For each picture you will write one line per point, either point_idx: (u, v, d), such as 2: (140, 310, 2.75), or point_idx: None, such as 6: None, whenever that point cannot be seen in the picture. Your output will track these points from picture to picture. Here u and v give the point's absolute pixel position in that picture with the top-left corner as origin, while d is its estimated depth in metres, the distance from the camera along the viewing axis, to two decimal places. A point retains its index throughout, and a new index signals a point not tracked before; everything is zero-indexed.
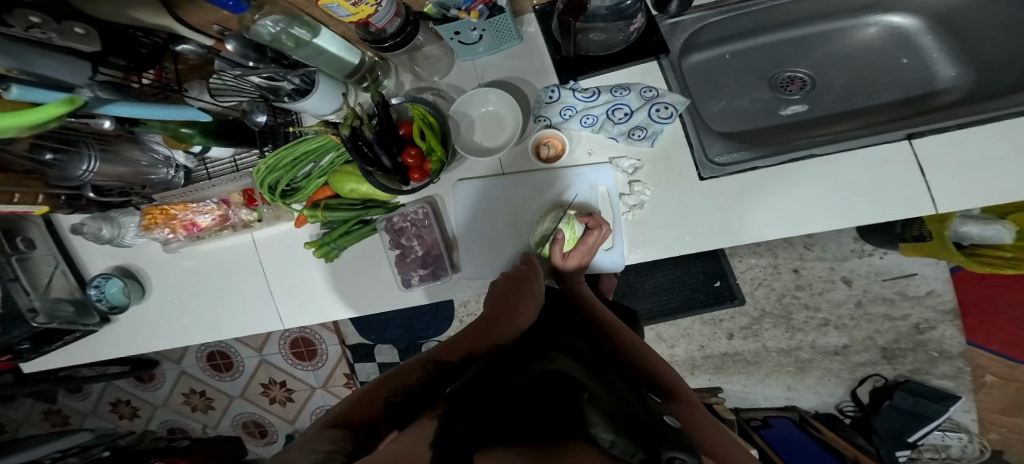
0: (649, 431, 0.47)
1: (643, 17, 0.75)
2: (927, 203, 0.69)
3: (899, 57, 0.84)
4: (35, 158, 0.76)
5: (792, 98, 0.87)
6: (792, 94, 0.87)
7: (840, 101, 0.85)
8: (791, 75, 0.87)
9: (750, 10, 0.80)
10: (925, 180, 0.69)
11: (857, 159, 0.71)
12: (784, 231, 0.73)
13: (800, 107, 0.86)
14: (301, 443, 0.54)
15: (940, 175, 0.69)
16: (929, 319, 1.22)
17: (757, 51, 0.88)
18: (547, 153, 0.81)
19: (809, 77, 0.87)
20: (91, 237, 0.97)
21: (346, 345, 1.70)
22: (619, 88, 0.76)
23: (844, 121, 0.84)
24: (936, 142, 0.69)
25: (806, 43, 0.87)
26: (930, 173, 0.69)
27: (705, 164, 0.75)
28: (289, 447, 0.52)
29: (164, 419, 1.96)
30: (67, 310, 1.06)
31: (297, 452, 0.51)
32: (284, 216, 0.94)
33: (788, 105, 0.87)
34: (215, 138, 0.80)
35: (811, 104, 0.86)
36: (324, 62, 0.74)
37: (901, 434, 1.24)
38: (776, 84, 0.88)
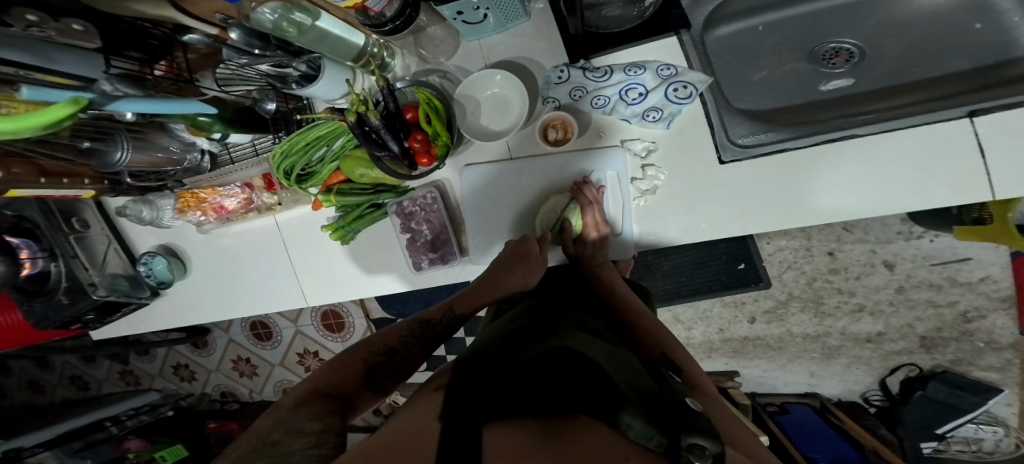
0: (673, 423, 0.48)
1: None
2: (983, 192, 0.59)
3: (973, 22, 0.67)
4: (76, 146, 0.84)
5: (834, 72, 0.73)
6: (835, 67, 0.73)
7: (896, 73, 0.71)
8: (835, 46, 0.73)
9: None
10: (984, 162, 0.58)
11: (910, 143, 0.60)
12: (810, 220, 0.66)
13: (843, 81, 0.73)
14: (284, 421, 0.54)
15: (1009, 161, 0.57)
16: (979, 307, 1.11)
17: (795, 22, 0.75)
18: (554, 137, 0.76)
19: (857, 48, 0.72)
20: (134, 219, 1.06)
21: (371, 319, 1.79)
22: (633, 66, 0.69)
23: (899, 95, 0.70)
24: (1011, 120, 0.56)
25: (854, 9, 0.72)
26: (991, 155, 0.57)
27: (726, 146, 0.68)
28: (271, 429, 0.52)
29: (218, 383, 2.14)
30: (124, 284, 1.17)
31: (280, 434, 0.51)
32: (303, 199, 0.98)
33: (830, 80, 0.73)
34: (232, 126, 0.84)
35: (858, 78, 0.72)
36: (326, 47, 0.75)
37: (930, 425, 1.18)
38: (815, 57, 0.74)
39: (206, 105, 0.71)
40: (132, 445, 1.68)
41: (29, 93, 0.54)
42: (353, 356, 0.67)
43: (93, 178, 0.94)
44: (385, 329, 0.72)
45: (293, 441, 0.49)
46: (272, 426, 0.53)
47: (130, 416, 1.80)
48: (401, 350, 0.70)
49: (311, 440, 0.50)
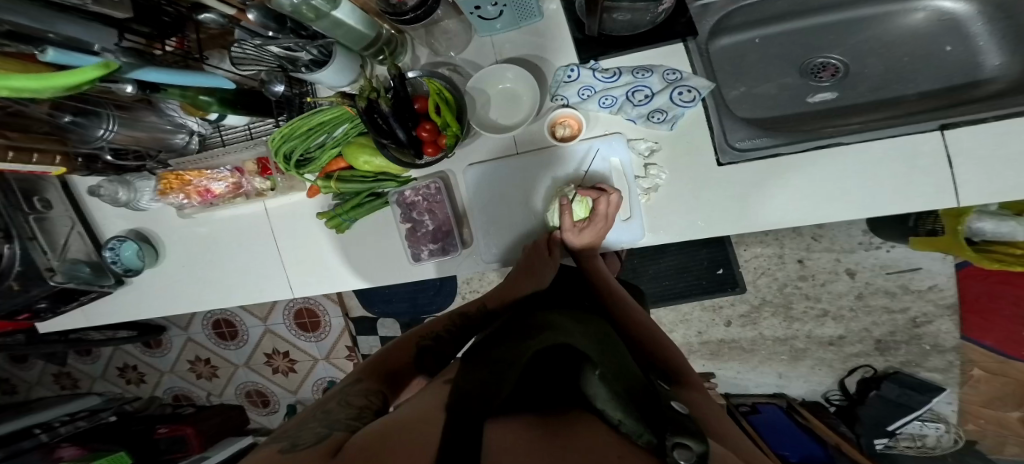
0: (660, 416, 0.47)
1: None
2: (951, 197, 0.65)
3: (943, 44, 0.75)
4: (54, 121, 0.80)
5: (822, 85, 0.79)
6: (822, 80, 0.79)
7: (876, 89, 0.77)
8: (823, 60, 0.79)
9: None
10: (952, 172, 0.64)
11: (886, 150, 0.66)
12: (800, 220, 0.71)
13: (829, 94, 0.79)
14: (339, 393, 0.59)
15: (972, 168, 0.63)
16: (927, 313, 1.21)
17: (788, 36, 0.81)
18: (562, 133, 0.79)
19: (843, 64, 0.79)
20: (108, 199, 0.99)
21: (349, 318, 1.74)
22: (642, 69, 0.73)
23: (875, 111, 0.77)
24: (975, 134, 0.63)
25: (842, 27, 0.79)
26: (959, 163, 0.64)
27: (724, 149, 0.72)
28: (325, 400, 0.57)
29: (171, 386, 2.04)
30: (85, 271, 1.08)
31: (334, 404, 0.56)
32: (297, 186, 0.95)
33: (817, 93, 0.79)
34: (231, 107, 0.82)
35: (842, 93, 0.79)
36: (342, 34, 0.74)
37: (883, 422, 1.27)
38: (805, 71, 0.80)
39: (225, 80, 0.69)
40: (66, 453, 1.48)
41: (55, 55, 0.53)
42: (404, 341, 0.73)
43: (65, 157, 0.87)
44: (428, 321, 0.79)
45: (341, 411, 0.53)
46: (329, 398, 0.58)
47: (63, 423, 1.60)
48: (438, 337, 0.75)
49: (355, 412, 0.54)
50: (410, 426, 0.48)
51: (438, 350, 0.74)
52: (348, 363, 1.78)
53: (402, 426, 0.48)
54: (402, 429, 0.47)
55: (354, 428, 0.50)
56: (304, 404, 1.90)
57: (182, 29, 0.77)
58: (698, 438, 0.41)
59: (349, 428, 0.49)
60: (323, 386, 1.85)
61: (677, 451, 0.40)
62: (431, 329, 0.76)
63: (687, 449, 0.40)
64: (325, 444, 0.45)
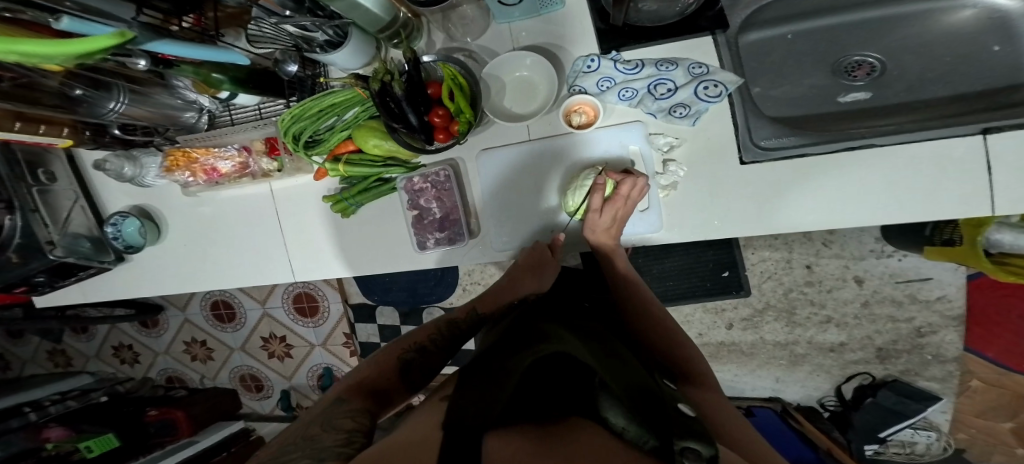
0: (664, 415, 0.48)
1: None
2: (984, 204, 0.63)
3: (991, 43, 0.70)
4: (66, 92, 0.77)
5: (855, 84, 0.76)
6: (855, 80, 0.76)
7: (912, 91, 0.73)
8: (858, 58, 0.75)
9: None
10: (988, 181, 0.62)
11: (917, 152, 0.64)
12: (823, 222, 0.69)
13: (861, 95, 0.75)
14: (324, 416, 0.58)
15: (1010, 171, 0.61)
16: (932, 324, 1.18)
17: (826, 33, 0.76)
18: (578, 121, 0.76)
19: (880, 63, 0.75)
20: (114, 175, 0.98)
21: (349, 304, 1.72)
22: (666, 62, 0.72)
23: (909, 113, 0.73)
24: (1017, 138, 0.60)
25: (881, 23, 0.74)
26: (998, 169, 0.61)
27: (748, 147, 0.70)
28: (312, 423, 0.56)
29: (164, 367, 2.04)
30: (85, 246, 1.08)
31: (321, 429, 0.54)
32: (304, 168, 0.93)
33: (848, 93, 0.76)
34: (243, 86, 0.80)
35: (876, 93, 0.75)
36: (358, 16, 0.72)
37: (875, 429, 1.24)
38: (837, 69, 0.76)
39: (239, 56, 0.66)
40: (52, 434, 1.47)
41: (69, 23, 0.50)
42: (388, 353, 0.73)
43: (72, 130, 0.86)
44: (414, 330, 0.78)
45: (329, 437, 0.52)
46: (313, 421, 0.57)
47: (53, 403, 1.58)
48: (427, 348, 0.75)
49: (344, 437, 0.53)
50: (404, 449, 0.47)
51: (424, 361, 0.74)
52: (345, 350, 1.77)
53: (397, 450, 0.47)
54: (400, 451, 0.46)
55: (347, 454, 0.49)
56: (297, 390, 1.89)
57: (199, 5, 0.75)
58: (705, 439, 0.42)
59: (342, 455, 0.48)
60: (318, 372, 1.83)
61: (688, 457, 0.40)
62: (422, 339, 0.77)
63: (697, 455, 0.40)
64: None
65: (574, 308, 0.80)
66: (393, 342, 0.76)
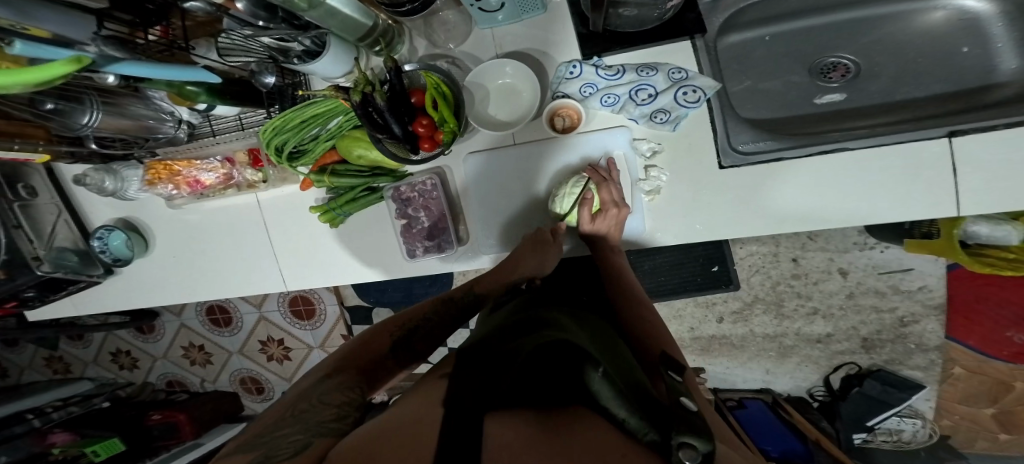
0: (666, 412, 0.49)
1: None
2: (951, 207, 0.64)
3: (960, 45, 0.70)
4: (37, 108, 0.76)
5: (830, 86, 0.76)
6: (831, 81, 0.76)
7: (884, 93, 0.73)
8: (834, 60, 0.75)
9: None
10: (955, 183, 0.63)
11: (889, 153, 0.65)
12: (797, 226, 0.71)
13: (836, 96, 0.75)
14: (313, 391, 0.56)
15: (974, 169, 0.62)
16: (914, 313, 1.20)
17: (802, 34, 0.76)
18: (561, 125, 0.77)
19: (854, 65, 0.75)
20: (95, 188, 0.97)
21: (345, 305, 1.72)
22: (646, 67, 0.72)
23: (884, 114, 0.73)
24: (983, 142, 0.61)
25: (855, 24, 0.74)
26: (965, 174, 0.62)
27: (727, 151, 0.70)
28: (281, 420, 0.50)
29: (164, 371, 2.03)
30: (72, 259, 1.07)
31: (288, 428, 0.48)
32: (289, 178, 0.93)
33: (825, 94, 0.76)
34: (220, 97, 0.79)
35: (851, 94, 0.75)
36: (335, 22, 0.71)
37: (862, 417, 1.28)
38: (814, 70, 0.76)
39: (212, 75, 0.66)
40: (59, 439, 1.49)
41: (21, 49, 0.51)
42: (380, 329, 0.71)
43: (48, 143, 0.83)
44: (406, 311, 0.75)
45: (319, 413, 0.51)
46: (302, 397, 0.55)
47: (57, 408, 1.59)
48: (418, 329, 0.72)
49: (334, 413, 0.51)
50: (397, 434, 0.46)
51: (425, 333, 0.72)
52: None
53: (391, 432, 0.47)
54: (385, 441, 0.44)
55: (337, 433, 0.48)
56: None
57: (166, 16, 0.69)
58: (705, 435, 0.43)
59: (332, 434, 0.47)
60: None
61: (684, 450, 0.41)
62: (410, 320, 0.73)
63: (694, 449, 0.40)
64: (307, 454, 0.42)
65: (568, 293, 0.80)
66: (389, 316, 0.74)
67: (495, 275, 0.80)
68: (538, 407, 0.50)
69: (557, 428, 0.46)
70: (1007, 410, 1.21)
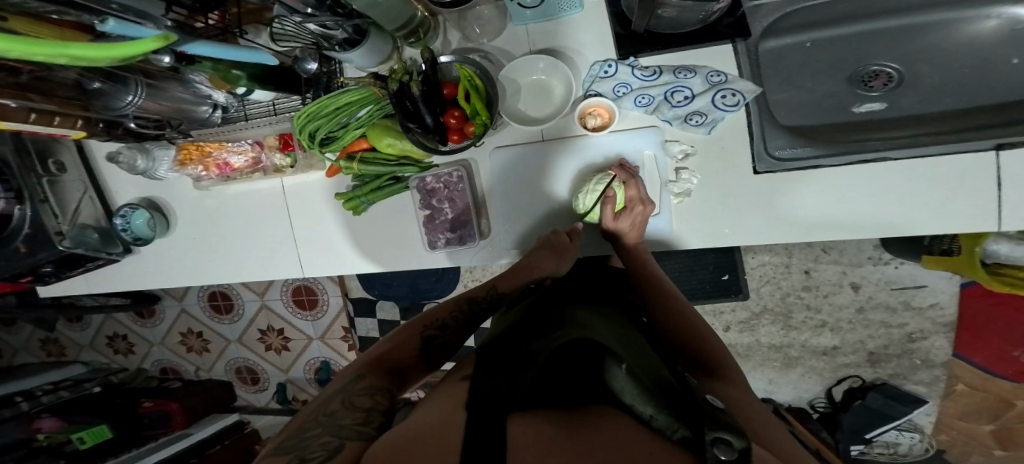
0: (692, 408, 0.48)
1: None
2: (990, 221, 0.65)
3: (1010, 56, 0.70)
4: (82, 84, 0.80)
5: (871, 95, 0.77)
6: (871, 89, 0.77)
7: (924, 101, 0.74)
8: (876, 68, 0.76)
9: None
10: (998, 196, 0.64)
11: (924, 166, 0.66)
12: (828, 233, 0.72)
13: (875, 105, 0.76)
14: (342, 391, 0.56)
15: (1016, 187, 0.63)
16: (923, 330, 1.20)
17: (845, 41, 0.76)
18: (592, 123, 0.77)
19: (897, 72, 0.75)
20: (126, 167, 0.99)
21: (348, 297, 1.73)
22: (684, 69, 0.73)
23: (921, 124, 0.74)
24: None
25: (900, 32, 0.74)
26: (1007, 189, 0.63)
27: (762, 156, 0.72)
28: (313, 420, 0.50)
29: (158, 359, 2.05)
30: (93, 237, 1.08)
31: (320, 429, 0.48)
32: (317, 166, 0.94)
33: (864, 103, 0.77)
34: (260, 83, 0.81)
35: (890, 103, 0.76)
36: (377, 12, 0.71)
37: (861, 430, 1.26)
38: (855, 78, 0.77)
39: (268, 56, 0.69)
40: (44, 425, 1.48)
41: (115, 27, 0.52)
42: (408, 330, 0.70)
43: (86, 121, 0.84)
44: (435, 306, 0.75)
45: (347, 414, 0.51)
46: (331, 397, 0.55)
47: (46, 392, 1.59)
48: (447, 326, 0.72)
49: (363, 414, 0.51)
50: (424, 437, 0.46)
51: (446, 338, 0.71)
52: (343, 345, 1.77)
53: (419, 435, 0.47)
54: (413, 446, 0.44)
55: (365, 435, 0.48)
56: (293, 384, 1.90)
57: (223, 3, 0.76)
58: (738, 433, 0.42)
59: (360, 436, 0.47)
60: (315, 365, 1.84)
61: (719, 447, 0.40)
62: (439, 315, 0.74)
63: (728, 446, 0.40)
64: (337, 458, 0.43)
65: (595, 291, 0.79)
66: (414, 317, 0.73)
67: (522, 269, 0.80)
68: (561, 408, 0.51)
69: (577, 429, 0.46)
70: (1007, 428, 1.17)
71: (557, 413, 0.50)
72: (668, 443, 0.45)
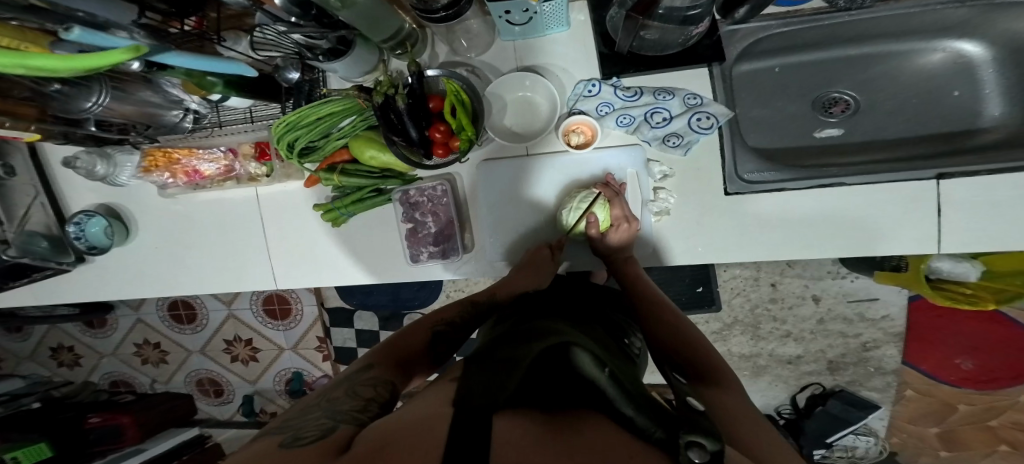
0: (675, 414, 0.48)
1: (706, 22, 0.69)
2: (933, 243, 0.70)
3: (952, 89, 0.77)
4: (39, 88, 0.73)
5: (830, 120, 0.82)
6: (832, 115, 0.82)
7: (881, 128, 0.80)
8: (836, 95, 0.81)
9: (822, 24, 0.73)
10: (939, 220, 0.69)
11: (880, 190, 0.71)
12: (791, 253, 0.75)
13: (835, 130, 0.82)
14: (349, 381, 0.59)
15: (956, 213, 0.68)
16: (876, 339, 1.27)
17: (810, 67, 0.81)
18: (576, 141, 0.79)
19: (854, 100, 0.81)
20: (84, 172, 0.93)
21: (324, 307, 1.68)
22: (663, 91, 0.76)
23: (869, 151, 0.80)
24: (965, 185, 0.67)
25: (856, 61, 0.79)
26: (948, 214, 0.69)
27: (733, 178, 0.75)
28: (315, 403, 0.53)
29: (108, 371, 1.93)
30: (42, 245, 1.01)
31: (319, 411, 0.51)
32: (294, 176, 0.91)
33: (824, 128, 0.82)
34: (235, 89, 0.78)
35: (848, 129, 0.81)
36: (364, 24, 0.71)
37: (823, 435, 1.32)
38: (817, 104, 0.82)
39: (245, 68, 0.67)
40: None
41: (80, 35, 0.49)
42: (418, 326, 0.74)
43: (41, 124, 0.81)
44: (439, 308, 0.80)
45: (346, 401, 0.53)
46: (337, 386, 0.58)
47: None
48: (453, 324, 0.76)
49: (361, 402, 0.54)
50: (413, 426, 0.46)
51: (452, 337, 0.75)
52: (317, 355, 1.72)
53: (407, 425, 0.47)
54: (402, 433, 0.45)
55: (359, 420, 0.50)
56: (262, 395, 1.82)
57: (202, 7, 0.74)
58: (714, 437, 0.41)
59: (354, 420, 0.49)
60: (287, 376, 1.78)
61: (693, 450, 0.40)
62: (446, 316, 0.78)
63: (703, 449, 0.40)
64: (329, 437, 0.45)
65: (588, 307, 0.81)
66: (425, 316, 0.77)
67: (513, 283, 0.82)
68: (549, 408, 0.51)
69: (561, 429, 0.45)
70: (950, 430, 1.28)
71: (542, 413, 0.49)
72: (649, 446, 0.45)
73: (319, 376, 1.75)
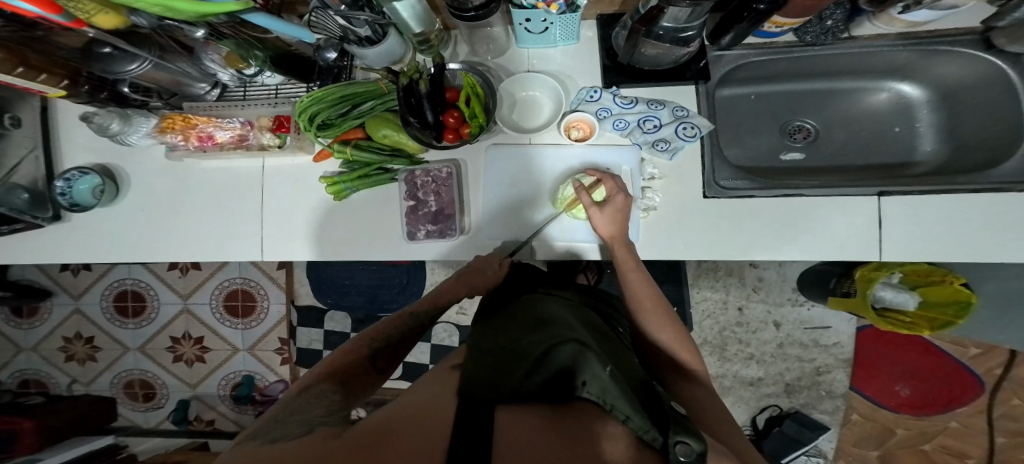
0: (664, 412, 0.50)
1: (696, 44, 0.80)
2: (875, 250, 0.81)
3: (895, 125, 0.92)
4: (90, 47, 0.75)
5: (794, 145, 0.95)
6: (797, 141, 0.95)
7: (834, 156, 0.94)
8: (800, 124, 0.95)
9: (791, 56, 0.86)
10: (883, 232, 0.81)
11: (842, 205, 0.81)
12: (760, 254, 0.84)
13: (798, 155, 0.95)
14: (304, 398, 0.59)
15: (898, 224, 0.80)
16: (828, 364, 1.37)
17: (783, 97, 0.94)
18: (575, 135, 0.88)
19: (814, 130, 0.95)
20: (98, 128, 0.92)
21: (294, 304, 1.64)
22: (655, 102, 0.86)
23: (825, 172, 0.93)
24: (903, 203, 0.79)
25: (821, 95, 0.93)
26: (888, 226, 0.80)
27: (711, 184, 0.85)
28: (280, 415, 0.53)
29: (21, 368, 1.76)
30: (19, 198, 0.98)
31: (289, 420, 0.51)
32: (306, 148, 0.95)
33: (790, 152, 0.95)
34: (273, 64, 0.87)
35: (808, 155, 0.94)
36: (398, 18, 0.78)
37: (778, 455, 1.38)
38: (785, 131, 0.95)
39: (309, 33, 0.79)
40: None
41: None
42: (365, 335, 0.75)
43: (71, 82, 0.84)
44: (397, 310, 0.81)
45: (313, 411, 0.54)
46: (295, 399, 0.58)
47: None
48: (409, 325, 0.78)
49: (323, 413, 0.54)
50: (411, 421, 0.49)
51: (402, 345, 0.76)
52: (275, 357, 1.67)
53: (399, 424, 0.48)
54: (388, 435, 0.46)
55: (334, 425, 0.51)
56: (201, 400, 1.71)
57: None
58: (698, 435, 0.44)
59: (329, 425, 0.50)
60: (235, 380, 1.70)
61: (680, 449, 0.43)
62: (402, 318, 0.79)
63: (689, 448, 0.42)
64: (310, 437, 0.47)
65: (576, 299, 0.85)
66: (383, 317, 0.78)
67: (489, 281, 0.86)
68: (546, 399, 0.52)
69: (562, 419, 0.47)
70: (889, 453, 1.36)
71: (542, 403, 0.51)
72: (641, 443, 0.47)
73: (272, 382, 1.67)
